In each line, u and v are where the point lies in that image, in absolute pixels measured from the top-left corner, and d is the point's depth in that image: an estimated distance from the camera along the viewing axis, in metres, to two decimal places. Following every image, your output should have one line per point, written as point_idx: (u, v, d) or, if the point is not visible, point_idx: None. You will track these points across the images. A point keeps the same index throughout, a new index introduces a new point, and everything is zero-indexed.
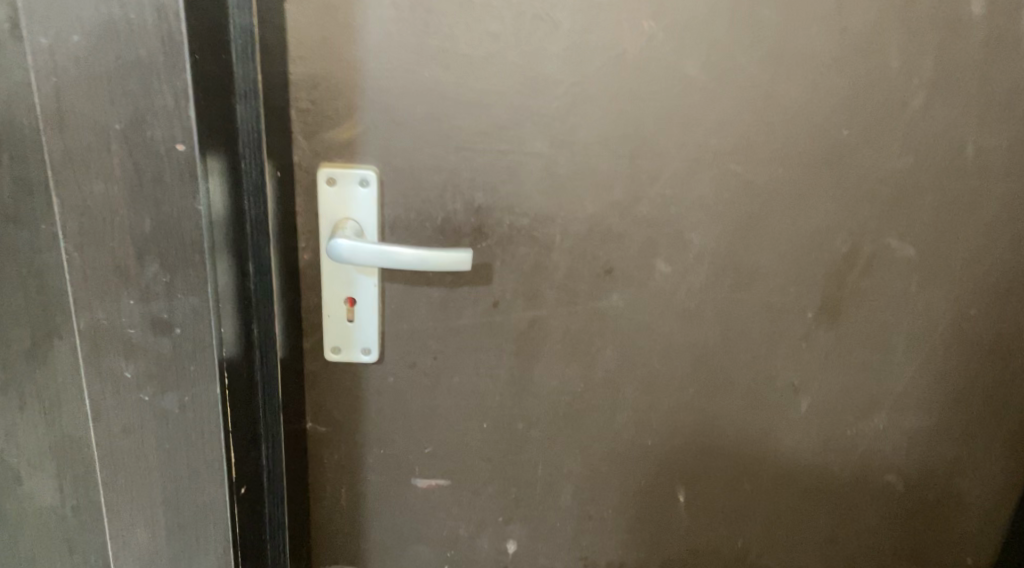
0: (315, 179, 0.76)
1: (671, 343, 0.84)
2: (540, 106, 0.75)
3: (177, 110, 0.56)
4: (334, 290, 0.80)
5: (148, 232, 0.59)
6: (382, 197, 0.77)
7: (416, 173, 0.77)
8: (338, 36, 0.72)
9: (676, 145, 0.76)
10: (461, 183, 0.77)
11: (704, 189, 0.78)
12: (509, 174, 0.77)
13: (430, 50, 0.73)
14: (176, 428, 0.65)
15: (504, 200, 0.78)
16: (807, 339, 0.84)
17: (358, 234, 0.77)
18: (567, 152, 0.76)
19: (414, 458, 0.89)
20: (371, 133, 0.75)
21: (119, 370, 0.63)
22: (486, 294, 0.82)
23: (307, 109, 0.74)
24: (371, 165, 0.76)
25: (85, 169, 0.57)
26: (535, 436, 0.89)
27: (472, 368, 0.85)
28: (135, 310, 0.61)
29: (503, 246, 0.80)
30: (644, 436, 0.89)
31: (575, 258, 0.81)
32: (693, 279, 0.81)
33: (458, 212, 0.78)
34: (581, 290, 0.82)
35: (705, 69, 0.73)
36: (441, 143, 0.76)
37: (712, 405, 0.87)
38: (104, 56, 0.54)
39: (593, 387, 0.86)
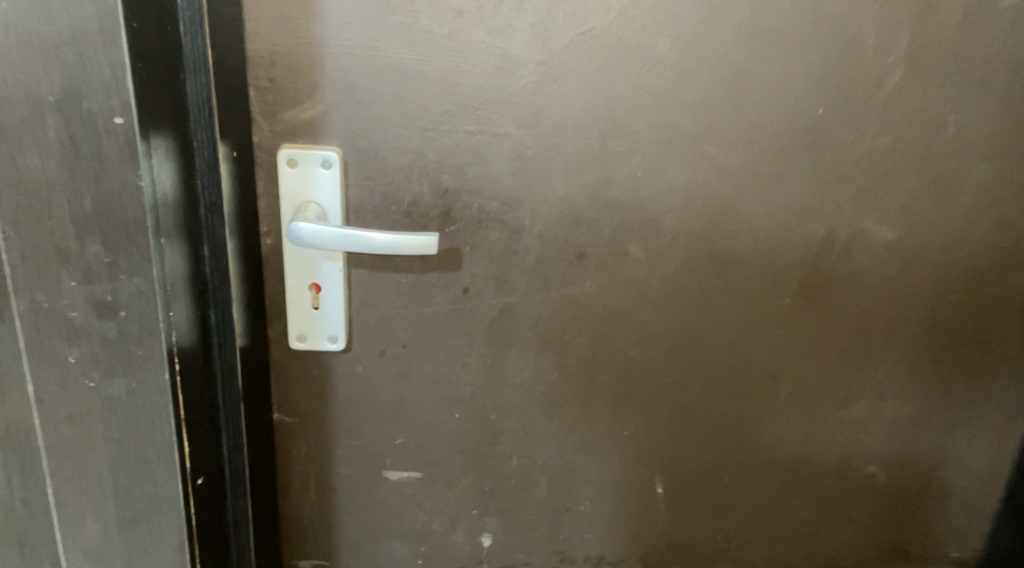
0: (276, 161, 0.74)
1: (646, 331, 0.82)
2: (506, 84, 0.72)
3: (114, 81, 0.53)
4: (298, 276, 0.78)
5: (88, 210, 0.56)
6: (346, 180, 0.75)
7: (381, 154, 0.74)
8: (297, 12, 0.69)
9: (648, 126, 0.74)
10: (426, 165, 0.75)
11: (677, 171, 0.75)
12: (477, 155, 0.75)
13: (391, 26, 0.70)
14: (124, 416, 0.63)
15: (472, 183, 0.76)
16: (785, 325, 0.81)
17: (321, 218, 0.75)
18: (535, 132, 0.74)
19: (385, 450, 0.87)
20: (333, 113, 0.73)
21: (62, 355, 0.60)
22: (455, 281, 0.80)
23: (266, 88, 0.71)
24: (334, 146, 0.74)
25: (20, 144, 0.55)
26: (508, 427, 0.86)
27: (442, 358, 0.83)
28: (77, 292, 0.59)
29: (471, 231, 0.78)
30: (620, 427, 0.86)
31: (545, 243, 0.78)
32: (667, 265, 0.79)
33: (424, 195, 0.76)
34: (553, 276, 0.80)
35: (675, 45, 0.71)
36: (405, 123, 0.73)
37: (689, 395, 0.85)
38: (36, 25, 0.52)
39: (566, 376, 0.84)
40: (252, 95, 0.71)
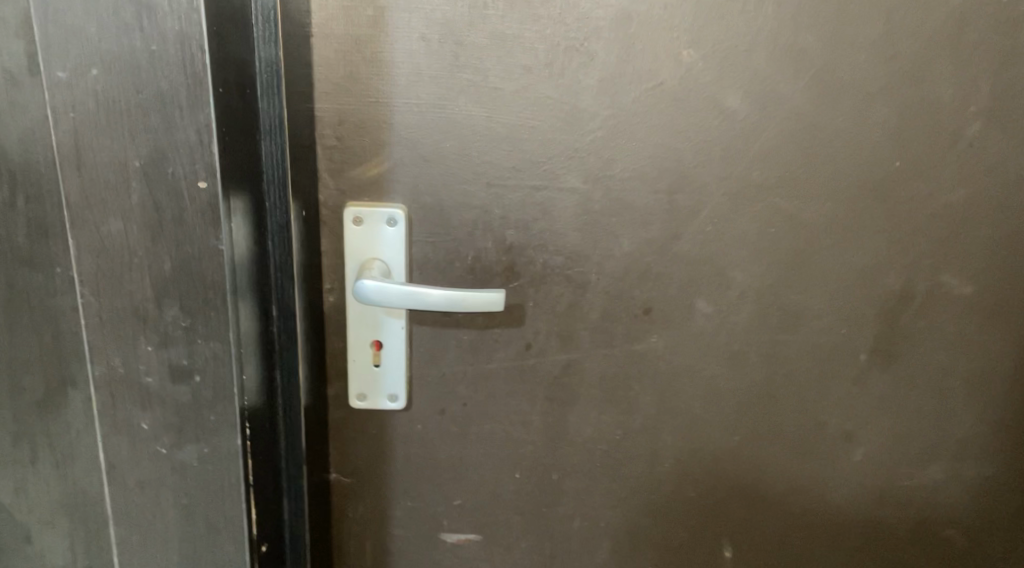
0: (340, 218, 0.73)
1: (714, 388, 0.80)
2: (574, 140, 0.72)
3: (200, 145, 0.53)
4: (360, 333, 0.76)
5: (168, 274, 0.56)
6: (411, 236, 0.74)
7: (445, 210, 0.73)
8: (365, 71, 0.69)
9: (717, 179, 0.73)
10: (492, 220, 0.74)
11: (747, 224, 0.74)
12: (542, 211, 0.74)
13: (460, 83, 0.70)
14: (194, 482, 0.61)
15: (537, 238, 0.74)
16: (859, 382, 0.80)
17: (385, 275, 0.74)
18: (603, 187, 0.73)
19: (443, 511, 0.84)
20: (399, 170, 0.72)
21: (134, 421, 0.59)
22: (518, 337, 0.78)
23: (332, 146, 0.71)
24: (399, 203, 0.73)
25: (103, 210, 0.54)
26: (570, 487, 0.84)
27: (503, 416, 0.81)
28: (152, 356, 0.58)
29: (536, 286, 0.76)
30: (686, 487, 0.84)
31: (611, 299, 0.77)
32: (736, 320, 0.77)
33: (489, 251, 0.75)
34: (618, 332, 0.78)
35: (747, 99, 0.71)
36: (471, 179, 0.73)
37: (759, 455, 0.83)
38: (124, 90, 0.52)
39: (631, 434, 0.82)
40: (318, 152, 0.71)
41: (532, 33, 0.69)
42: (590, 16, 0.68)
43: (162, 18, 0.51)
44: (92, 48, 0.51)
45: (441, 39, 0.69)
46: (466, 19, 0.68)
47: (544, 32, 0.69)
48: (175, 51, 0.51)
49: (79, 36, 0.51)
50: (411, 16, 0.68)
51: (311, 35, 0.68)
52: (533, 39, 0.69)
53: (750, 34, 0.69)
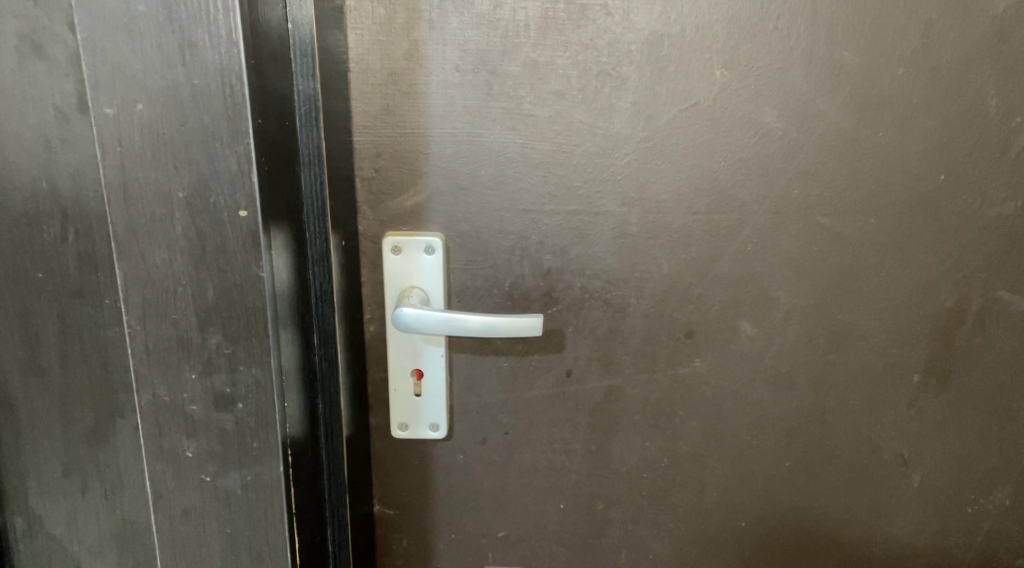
0: (380, 248, 0.75)
1: (762, 413, 0.78)
2: (610, 163, 0.72)
3: (240, 175, 0.54)
4: (400, 362, 0.77)
5: (211, 301, 0.56)
6: (449, 264, 0.75)
7: (483, 238, 0.74)
8: (400, 102, 0.70)
9: (756, 198, 0.72)
10: (529, 246, 0.74)
11: (790, 243, 0.73)
12: (579, 236, 0.74)
13: (494, 111, 0.71)
14: (238, 509, 0.61)
15: (574, 263, 0.74)
16: (915, 405, 0.78)
17: (424, 302, 0.75)
18: (640, 210, 0.73)
19: (487, 543, 0.84)
20: (436, 199, 0.73)
21: (180, 450, 0.60)
22: (558, 364, 0.78)
23: (369, 178, 0.73)
24: (437, 232, 0.74)
25: (149, 240, 0.55)
26: (616, 517, 0.82)
27: (545, 444, 0.80)
28: (197, 384, 0.58)
29: (575, 311, 0.76)
30: (736, 518, 0.82)
31: (652, 322, 0.76)
32: (782, 342, 0.76)
33: (526, 276, 0.75)
34: (660, 357, 0.77)
35: (784, 116, 0.70)
36: (507, 206, 0.73)
37: (813, 481, 0.80)
38: (168, 124, 0.53)
39: (677, 462, 0.80)
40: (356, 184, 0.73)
41: (564, 59, 0.69)
42: (621, 39, 0.69)
43: (203, 53, 0.52)
44: (138, 83, 0.53)
45: (474, 69, 0.70)
46: (498, 49, 0.69)
47: (576, 58, 0.69)
48: (217, 83, 0.53)
49: (126, 73, 0.53)
50: (445, 47, 0.69)
51: (347, 69, 0.69)
52: (565, 66, 0.69)
53: (784, 50, 0.69)
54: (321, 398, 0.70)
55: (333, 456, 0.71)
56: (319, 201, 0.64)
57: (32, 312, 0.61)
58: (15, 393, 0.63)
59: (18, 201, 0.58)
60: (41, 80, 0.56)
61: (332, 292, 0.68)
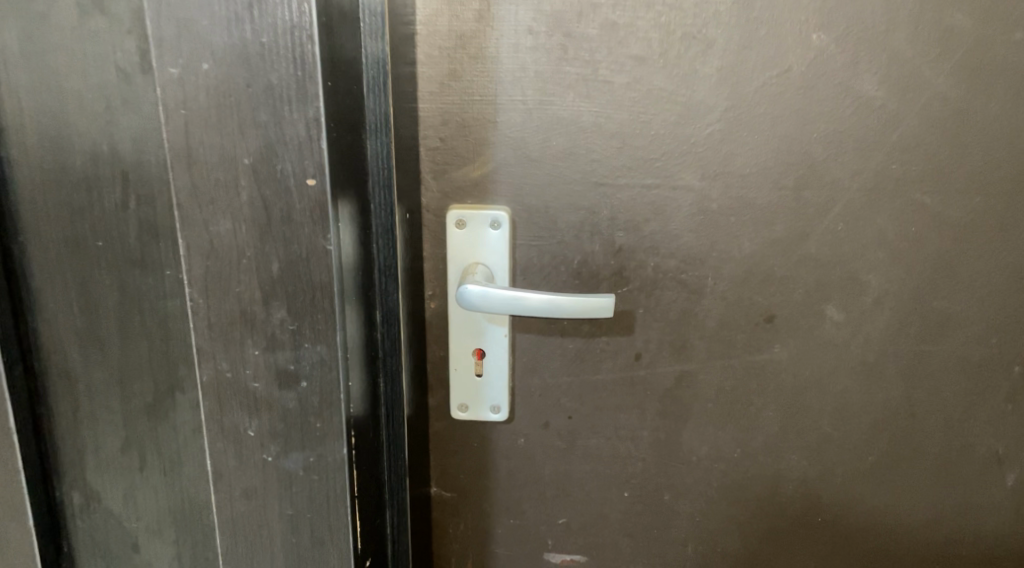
0: (443, 222, 0.72)
1: (847, 404, 0.75)
2: (691, 134, 0.67)
3: (309, 141, 0.51)
4: (462, 341, 0.74)
5: (276, 274, 0.53)
6: (514, 240, 0.72)
7: (552, 212, 0.70)
8: (469, 67, 0.67)
9: (849, 173, 0.68)
10: (600, 222, 0.70)
11: (884, 224, 0.69)
12: (654, 211, 0.70)
13: (569, 77, 0.67)
14: (300, 492, 0.59)
15: (648, 240, 0.71)
16: (1011, 399, 0.74)
17: (488, 279, 0.71)
18: (722, 184, 0.69)
19: (548, 530, 0.82)
20: (503, 170, 0.70)
21: (242, 427, 0.57)
22: (628, 347, 0.74)
23: (436, 147, 0.70)
24: (503, 206, 0.71)
25: (212, 208, 0.53)
26: (684, 509, 0.80)
27: (611, 429, 0.77)
28: (259, 360, 0.56)
29: (647, 291, 0.72)
30: (814, 513, 0.79)
31: (730, 305, 0.72)
32: (870, 329, 0.72)
33: (596, 254, 0.71)
34: (738, 341, 0.73)
35: (884, 85, 0.66)
36: (579, 178, 0.69)
37: (897, 477, 0.77)
38: (235, 85, 0.50)
39: (751, 454, 0.77)
40: (422, 154, 0.70)
41: (646, 21, 0.65)
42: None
43: (272, 8, 0.49)
44: (203, 40, 0.50)
45: (549, 32, 0.66)
46: (576, 9, 0.65)
47: (659, 20, 0.65)
48: (286, 42, 0.49)
49: (191, 30, 0.50)
50: (518, 8, 0.65)
51: (415, 32, 0.66)
52: (647, 28, 0.65)
53: (889, 13, 0.64)
54: (381, 377, 0.67)
55: (392, 438, 0.69)
56: (383, 170, 0.61)
57: (91, 281, 0.59)
58: (74, 364, 0.60)
59: (78, 165, 0.56)
60: (101, 37, 0.53)
61: (394, 267, 0.65)
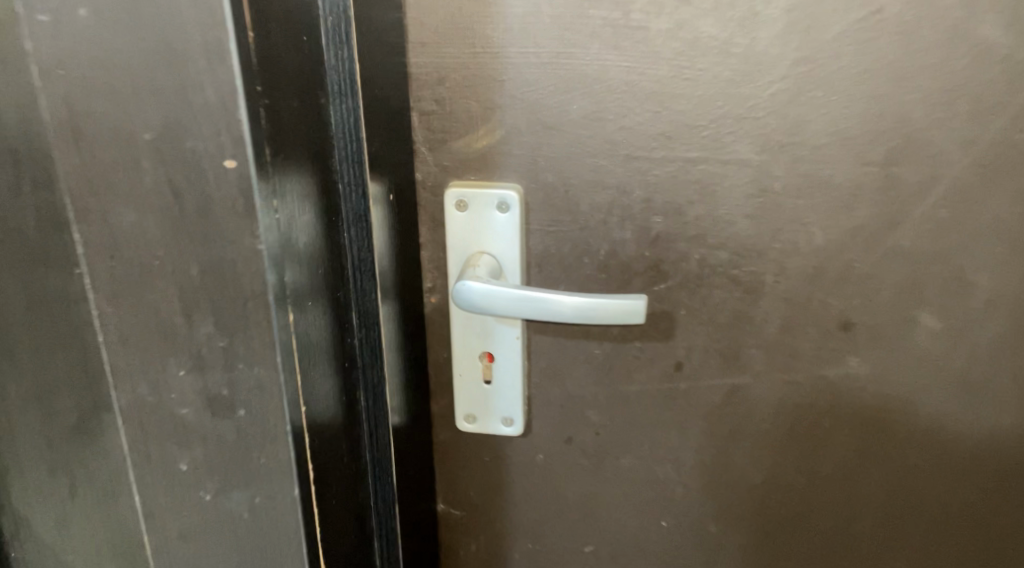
0: (442, 202, 0.61)
1: (942, 429, 0.61)
2: (750, 95, 0.53)
3: (223, 109, 0.39)
4: (467, 342, 0.63)
5: (197, 279, 0.43)
6: (527, 225, 0.60)
7: (573, 192, 0.59)
8: (469, 12, 0.55)
9: (957, 143, 0.53)
10: (633, 204, 0.58)
11: (1001, 208, 0.54)
12: (700, 192, 0.57)
13: (592, 24, 0.54)
14: (247, 539, 0.48)
15: (692, 228, 0.58)
16: None
17: (495, 271, 0.60)
18: (788, 159, 0.54)
19: (573, 559, 0.70)
20: (513, 139, 0.58)
21: (171, 462, 0.47)
22: (666, 354, 0.62)
23: (432, 111, 0.58)
24: (513, 183, 0.59)
25: (112, 196, 0.42)
26: (734, 543, 0.67)
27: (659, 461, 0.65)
28: (185, 384, 0.45)
29: (690, 289, 0.60)
30: (896, 555, 0.66)
31: (794, 307, 0.59)
32: (976, 339, 0.58)
33: (627, 243, 0.59)
34: (804, 351, 0.60)
35: (1009, 27, 0.50)
36: (605, 150, 0.57)
37: (1001, 515, 0.64)
38: (123, 37, 0.39)
39: (818, 484, 0.64)
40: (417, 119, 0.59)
41: None
42: None
43: None
44: None
45: None
46: None
47: None
48: None
49: None
50: None
51: None
52: None
53: None
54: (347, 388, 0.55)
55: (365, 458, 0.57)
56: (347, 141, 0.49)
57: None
58: None
59: None
60: None
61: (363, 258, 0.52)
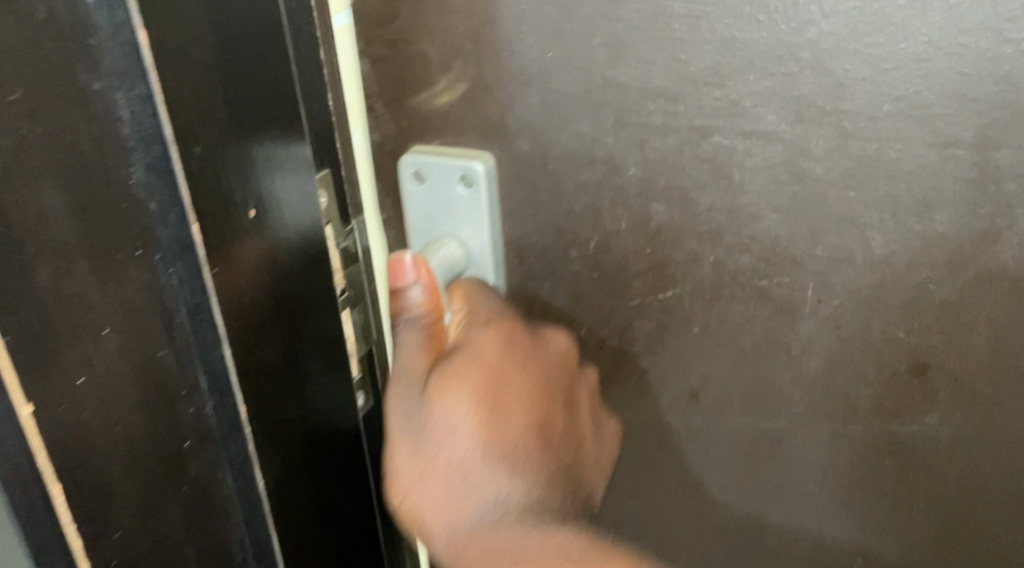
0: (399, 168, 0.48)
1: None
2: (784, 42, 0.37)
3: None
4: None
5: None
6: (503, 203, 0.48)
7: (555, 167, 0.45)
8: None
9: None
10: (629, 186, 0.44)
11: None
12: (715, 173, 0.41)
13: None
14: None
15: (706, 222, 0.43)
16: None
17: (455, 260, 0.48)
18: (831, 134, 0.38)
19: None
20: (482, 95, 0.44)
21: None
22: (675, 380, 0.48)
23: (381, 57, 0.45)
24: (483, 152, 0.46)
25: None
26: None
27: (457, 510, 0.44)
28: None
29: (706, 301, 0.45)
30: None
31: (844, 339, 0.43)
32: None
33: (625, 235, 0.45)
34: (857, 398, 0.44)
35: None
36: (594, 113, 0.43)
37: None
38: None
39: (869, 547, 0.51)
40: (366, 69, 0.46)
41: None
42: None
43: None
44: None
45: None
46: None
47: None
48: None
49: None
50: None
51: None
52: None
53: None
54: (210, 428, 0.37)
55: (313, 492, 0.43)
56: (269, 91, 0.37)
57: None
58: None
59: None
60: None
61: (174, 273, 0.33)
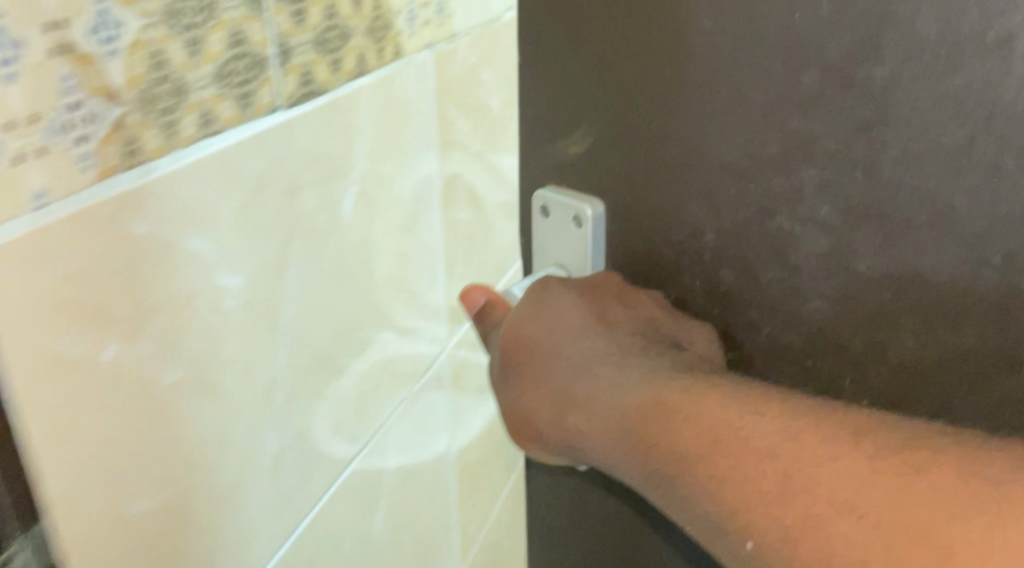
0: (533, 199, 0.55)
1: None
2: (850, 147, 0.40)
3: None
4: None
5: None
6: (609, 247, 0.52)
7: (644, 224, 0.50)
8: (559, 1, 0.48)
9: None
10: (703, 252, 0.48)
11: None
12: (776, 254, 0.45)
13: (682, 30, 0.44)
14: None
15: (765, 296, 0.47)
16: None
17: None
18: (880, 236, 0.41)
19: None
20: (593, 152, 0.50)
21: None
22: None
23: (535, 104, 0.52)
24: (595, 200, 0.51)
25: None
26: None
27: (554, 398, 0.48)
28: None
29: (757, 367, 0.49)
30: None
31: None
32: None
33: (696, 294, 0.50)
34: None
35: None
36: (680, 183, 0.47)
37: None
38: None
39: None
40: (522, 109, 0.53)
41: None
42: None
43: None
44: None
45: None
46: None
47: None
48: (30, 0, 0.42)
49: None
50: None
51: None
52: None
53: None
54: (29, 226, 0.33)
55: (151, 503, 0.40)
56: (321, 136, 0.46)
57: None
58: None
59: None
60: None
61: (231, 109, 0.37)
